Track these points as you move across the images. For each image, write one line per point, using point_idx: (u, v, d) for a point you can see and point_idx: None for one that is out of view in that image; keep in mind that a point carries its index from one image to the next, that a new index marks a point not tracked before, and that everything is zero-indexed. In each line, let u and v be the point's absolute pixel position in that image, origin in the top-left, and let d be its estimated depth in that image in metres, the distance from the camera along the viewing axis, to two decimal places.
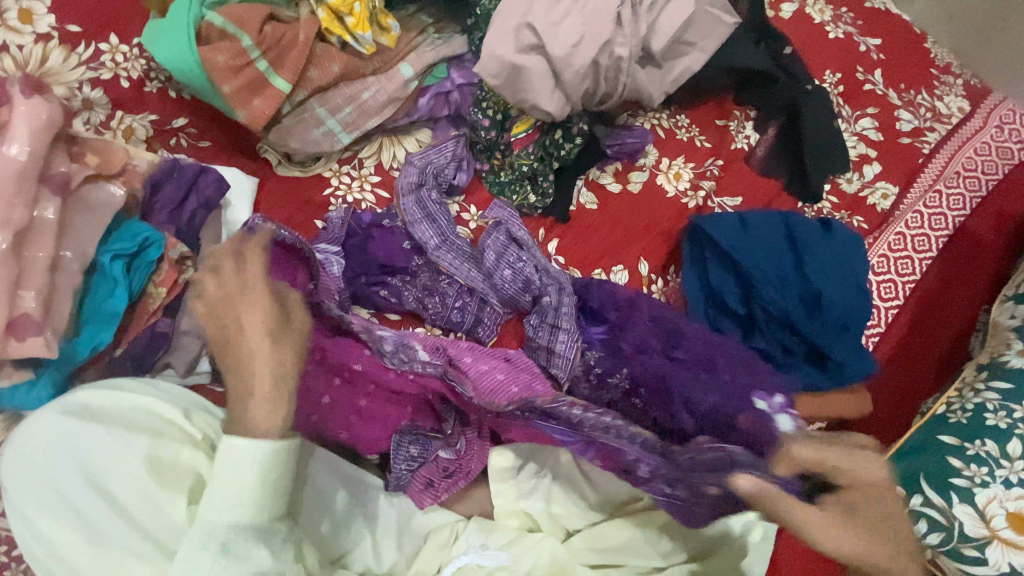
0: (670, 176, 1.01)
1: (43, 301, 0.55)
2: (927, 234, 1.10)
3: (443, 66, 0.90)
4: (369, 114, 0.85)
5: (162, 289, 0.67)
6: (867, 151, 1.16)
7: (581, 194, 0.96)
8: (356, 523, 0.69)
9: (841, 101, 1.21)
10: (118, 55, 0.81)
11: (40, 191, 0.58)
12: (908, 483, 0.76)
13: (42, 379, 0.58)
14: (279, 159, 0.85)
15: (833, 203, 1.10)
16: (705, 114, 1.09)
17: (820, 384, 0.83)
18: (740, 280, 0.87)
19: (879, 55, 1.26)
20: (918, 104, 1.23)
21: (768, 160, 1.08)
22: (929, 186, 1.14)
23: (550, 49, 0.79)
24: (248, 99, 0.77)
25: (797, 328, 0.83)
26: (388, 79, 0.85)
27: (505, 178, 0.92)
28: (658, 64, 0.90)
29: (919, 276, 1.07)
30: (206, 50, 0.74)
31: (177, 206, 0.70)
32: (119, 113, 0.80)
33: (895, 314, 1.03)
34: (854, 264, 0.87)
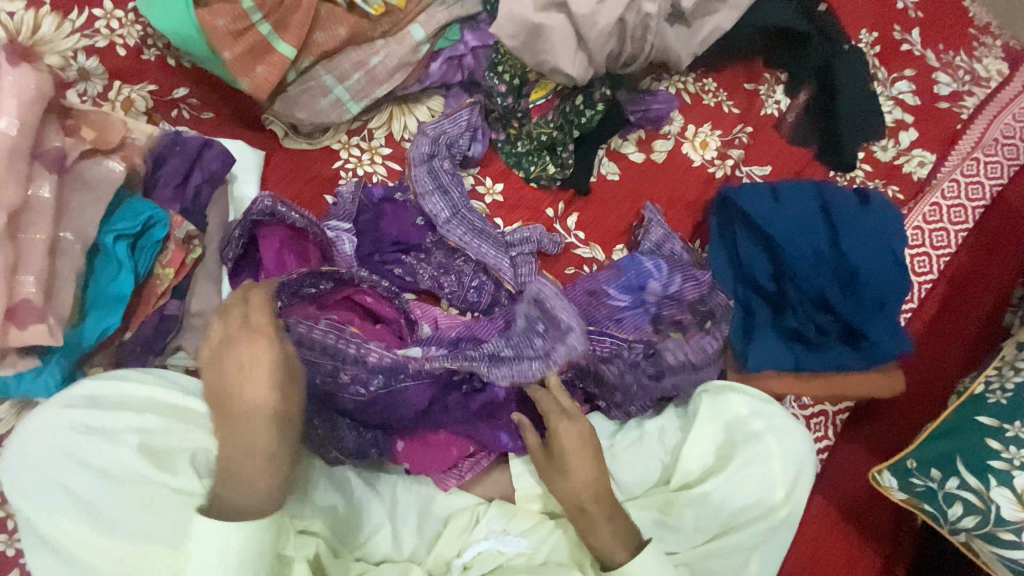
0: (695, 145, 0.95)
1: (44, 286, 0.53)
2: (964, 205, 1.04)
3: (456, 27, 0.84)
4: (378, 81, 0.79)
5: (170, 270, 0.64)
6: (903, 117, 1.09)
7: (603, 164, 0.92)
8: (375, 507, 0.69)
9: (877, 63, 1.13)
10: (114, 21, 0.76)
11: (34, 168, 0.54)
12: (942, 466, 0.74)
13: (49, 367, 0.57)
14: (285, 131, 0.81)
15: (867, 172, 1.04)
16: (732, 78, 1.02)
17: (854, 364, 0.79)
18: (771, 256, 0.83)
19: (918, 12, 1.17)
20: (957, 66, 1.15)
21: (799, 127, 1.02)
22: (967, 153, 1.08)
23: (572, 7, 0.74)
24: (250, 66, 0.72)
25: (830, 305, 0.79)
26: (398, 42, 0.79)
27: (521, 149, 0.88)
28: (687, 22, 0.83)
29: (954, 249, 1.02)
30: (204, 12, 0.69)
31: (180, 181, 0.67)
32: (117, 83, 0.76)
33: (927, 289, 0.99)
34: (892, 239, 0.83)
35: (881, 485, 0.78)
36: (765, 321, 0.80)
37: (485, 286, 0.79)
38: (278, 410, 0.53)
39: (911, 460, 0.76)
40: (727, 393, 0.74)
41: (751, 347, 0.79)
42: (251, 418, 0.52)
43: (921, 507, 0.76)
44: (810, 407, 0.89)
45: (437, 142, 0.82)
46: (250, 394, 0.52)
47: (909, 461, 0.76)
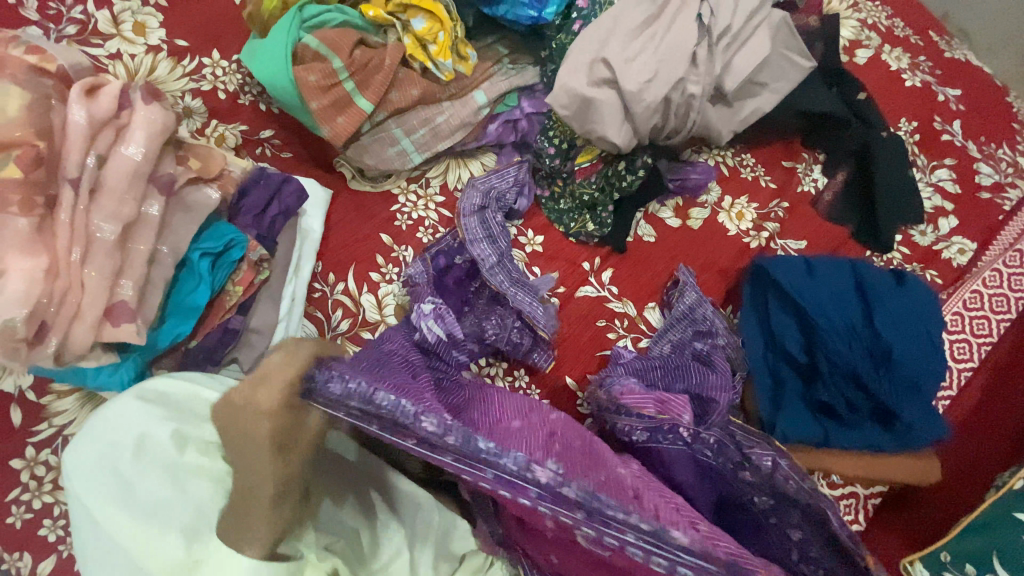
0: (731, 215, 1.00)
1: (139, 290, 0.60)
2: (1007, 295, 1.04)
3: (514, 95, 0.92)
4: (441, 137, 0.88)
5: (240, 287, 0.72)
6: (943, 204, 1.11)
7: (639, 226, 0.96)
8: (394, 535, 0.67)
9: (917, 150, 1.16)
10: (218, 69, 0.90)
11: (149, 190, 0.62)
12: (978, 562, 0.71)
13: (125, 363, 0.64)
14: (352, 174, 0.89)
15: (905, 254, 1.06)
16: (771, 155, 1.07)
17: (886, 445, 0.78)
18: (802, 326, 0.84)
19: (959, 106, 1.21)
20: (998, 158, 1.17)
21: (836, 205, 1.06)
22: (1009, 245, 1.09)
23: (623, 84, 0.79)
24: (333, 116, 0.80)
25: (863, 383, 0.79)
26: (462, 105, 0.88)
27: (564, 206, 0.94)
28: (728, 103, 0.89)
29: (996, 338, 1.01)
30: (300, 69, 0.78)
31: (260, 211, 0.75)
32: (214, 121, 0.87)
33: (968, 377, 0.97)
34: (927, 324, 0.82)
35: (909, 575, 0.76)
36: (794, 392, 0.81)
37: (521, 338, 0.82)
38: (280, 433, 0.44)
39: (944, 553, 0.74)
40: None
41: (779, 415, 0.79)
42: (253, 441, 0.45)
43: None
44: (841, 488, 0.87)
45: (481, 199, 0.87)
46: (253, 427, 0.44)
47: (942, 555, 0.74)
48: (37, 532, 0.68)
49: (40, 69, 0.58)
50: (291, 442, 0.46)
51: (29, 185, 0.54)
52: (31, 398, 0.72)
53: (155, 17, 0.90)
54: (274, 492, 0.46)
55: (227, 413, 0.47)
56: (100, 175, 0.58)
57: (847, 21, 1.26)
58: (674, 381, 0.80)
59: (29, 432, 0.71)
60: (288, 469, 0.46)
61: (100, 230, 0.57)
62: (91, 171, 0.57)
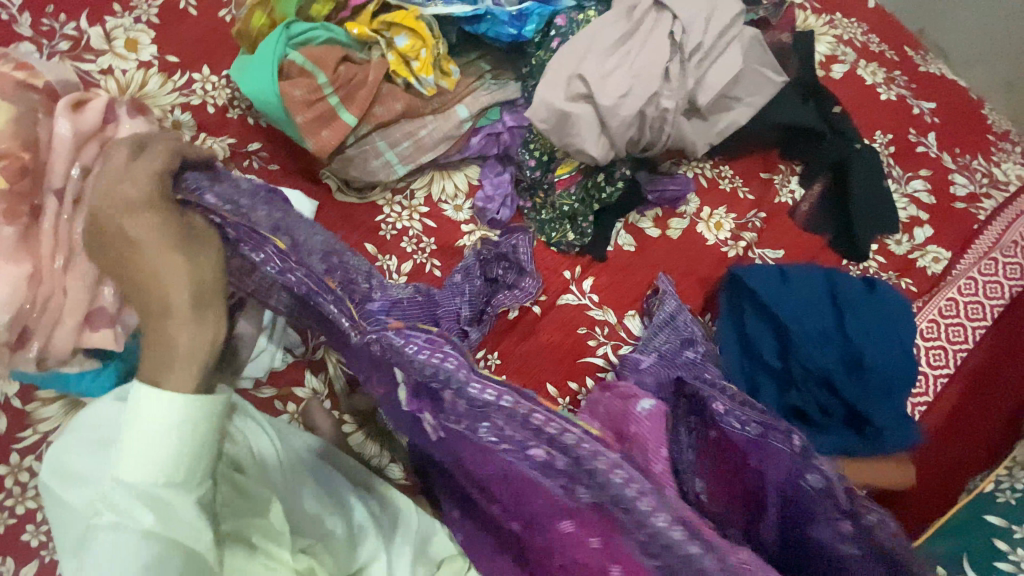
0: (710, 225, 1.02)
1: (121, 297, 0.62)
2: (982, 302, 1.06)
3: (497, 109, 0.95)
4: (425, 149, 0.90)
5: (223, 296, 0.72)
6: (918, 213, 1.14)
7: (620, 236, 0.99)
8: (372, 540, 0.67)
9: (892, 162, 1.19)
10: (208, 84, 0.92)
11: None
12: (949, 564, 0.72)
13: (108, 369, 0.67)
14: (338, 186, 0.91)
15: (881, 263, 1.08)
16: (749, 167, 1.10)
17: (859, 450, 0.80)
18: (777, 333, 0.86)
19: (933, 118, 1.25)
20: (973, 169, 1.20)
21: (813, 215, 1.08)
22: (984, 253, 1.11)
23: (598, 99, 0.82)
24: (317, 130, 0.83)
25: (836, 387, 0.81)
26: (445, 119, 0.90)
27: (545, 217, 0.96)
28: (703, 116, 0.92)
29: (971, 344, 1.03)
30: (285, 84, 0.81)
31: None
32: (203, 134, 0.90)
33: (944, 383, 0.99)
34: (898, 330, 0.84)
35: None
36: (769, 396, 0.83)
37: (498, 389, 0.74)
38: (167, 231, 0.59)
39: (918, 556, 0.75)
40: None
41: None
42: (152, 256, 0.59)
43: None
44: None
45: (500, 246, 0.92)
46: (133, 235, 0.58)
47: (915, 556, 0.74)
48: (19, 537, 0.69)
49: (27, 84, 0.60)
50: (160, 252, 0.59)
51: (14, 196, 0.55)
52: (17, 405, 0.73)
53: (147, 34, 0.93)
54: (188, 306, 0.61)
55: (114, 227, 0.58)
56: (84, 185, 0.60)
57: (823, 37, 1.30)
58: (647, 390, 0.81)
59: (15, 438, 0.72)
60: (178, 262, 0.59)
61: (82, 237, 0.59)
62: (76, 181, 0.59)
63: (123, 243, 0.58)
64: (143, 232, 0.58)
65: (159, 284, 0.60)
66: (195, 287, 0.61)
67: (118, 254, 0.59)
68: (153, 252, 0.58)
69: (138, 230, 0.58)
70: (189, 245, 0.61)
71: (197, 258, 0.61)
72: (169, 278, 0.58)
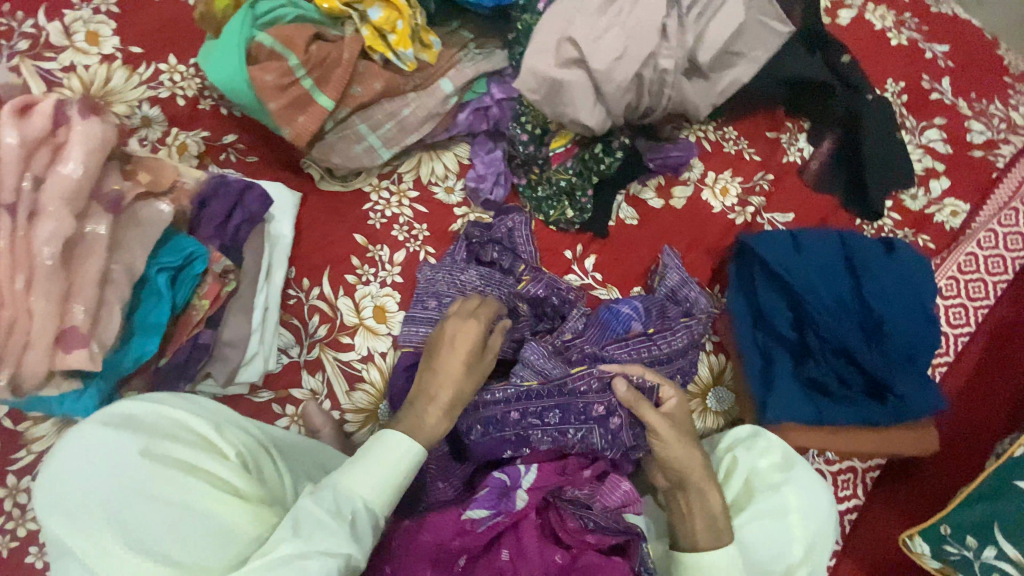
0: (715, 192, 0.98)
1: (91, 315, 0.57)
2: (1003, 255, 1.02)
3: (483, 81, 0.89)
4: (408, 130, 0.85)
5: (206, 300, 0.69)
6: (934, 165, 1.08)
7: (621, 209, 0.94)
8: None
9: (905, 112, 1.13)
10: (177, 74, 0.87)
11: (93, 209, 0.59)
12: (979, 533, 0.70)
13: (89, 389, 0.61)
14: (321, 174, 0.87)
15: (896, 220, 1.03)
16: (753, 127, 1.04)
17: (882, 421, 0.77)
18: (790, 303, 0.82)
19: (947, 63, 1.18)
20: (991, 114, 1.14)
21: (823, 173, 1.03)
22: (1004, 204, 1.06)
23: (591, 64, 0.76)
24: (292, 116, 0.77)
25: (855, 357, 0.77)
26: (428, 96, 0.85)
27: (541, 193, 0.91)
28: (705, 76, 0.85)
29: (993, 300, 0.99)
30: (254, 69, 0.75)
31: (222, 220, 0.72)
32: (174, 129, 0.85)
33: (965, 342, 0.96)
34: (922, 293, 0.80)
35: (912, 550, 0.74)
36: (786, 370, 0.79)
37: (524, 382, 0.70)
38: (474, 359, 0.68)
39: (946, 526, 0.72)
40: (762, 438, 0.71)
41: (772, 398, 0.77)
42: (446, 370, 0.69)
43: None
44: (838, 463, 0.86)
45: (494, 228, 0.87)
46: (462, 356, 0.67)
47: (944, 527, 0.72)
48: (23, 560, 0.68)
49: None
50: (462, 363, 0.67)
51: None
52: (8, 426, 0.71)
53: (108, 25, 0.87)
54: (449, 408, 0.65)
55: (440, 336, 0.69)
56: (38, 196, 0.55)
57: None
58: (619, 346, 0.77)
59: (8, 461, 0.70)
60: (437, 421, 0.64)
61: (42, 253, 0.54)
62: (28, 195, 0.55)
63: (449, 340, 0.68)
64: (462, 348, 0.68)
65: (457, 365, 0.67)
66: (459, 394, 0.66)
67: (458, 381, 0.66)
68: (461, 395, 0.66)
69: (464, 343, 0.68)
70: (479, 358, 0.69)
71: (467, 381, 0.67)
72: (460, 360, 0.67)
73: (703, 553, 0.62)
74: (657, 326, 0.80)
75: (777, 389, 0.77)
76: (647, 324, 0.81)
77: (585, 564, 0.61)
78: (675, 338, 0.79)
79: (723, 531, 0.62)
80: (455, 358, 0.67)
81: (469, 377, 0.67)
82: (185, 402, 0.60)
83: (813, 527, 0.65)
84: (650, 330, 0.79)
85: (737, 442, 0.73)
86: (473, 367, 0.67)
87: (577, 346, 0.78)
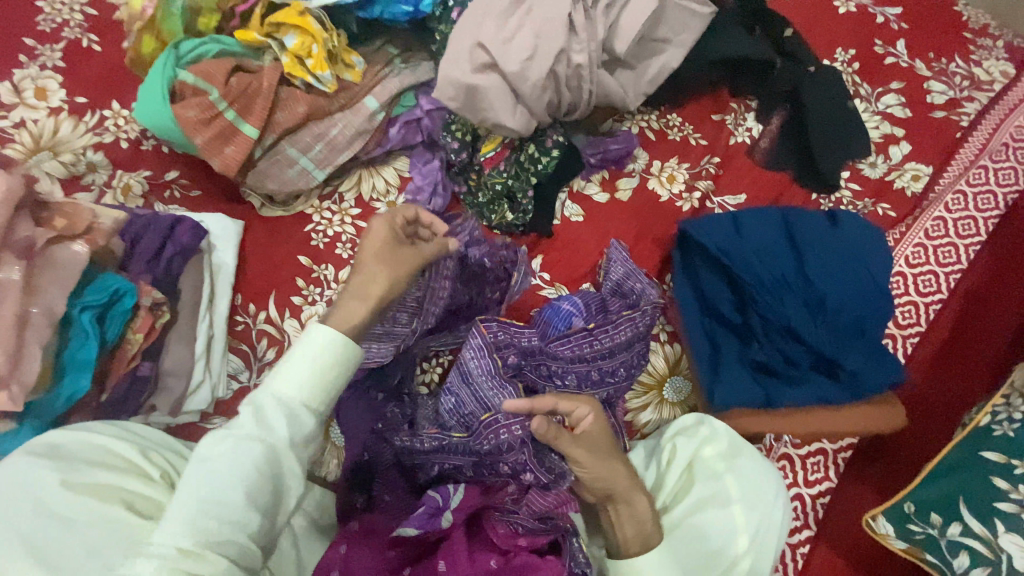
0: (662, 180, 0.96)
1: (10, 357, 0.59)
2: (973, 216, 0.98)
3: (411, 94, 0.90)
4: (339, 149, 0.86)
5: (139, 334, 0.71)
6: (893, 130, 1.05)
7: (565, 207, 0.93)
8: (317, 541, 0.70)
9: (859, 80, 1.10)
10: (120, 119, 0.90)
11: (5, 256, 0.61)
12: (944, 509, 0.66)
13: (22, 429, 0.64)
14: (262, 202, 0.88)
15: (855, 191, 1.00)
16: (698, 111, 1.02)
17: (838, 398, 0.75)
18: (733, 286, 0.81)
19: (901, 25, 1.14)
20: (952, 72, 1.10)
21: (774, 151, 1.01)
22: (970, 162, 1.02)
23: (503, 66, 0.76)
24: (219, 147, 0.79)
25: (802, 335, 0.76)
26: (354, 114, 0.86)
27: (482, 199, 0.91)
28: (630, 66, 0.85)
29: (965, 265, 0.95)
30: (178, 107, 0.77)
31: (154, 255, 0.75)
32: (119, 172, 0.88)
33: (937, 310, 0.92)
34: (869, 263, 0.79)
35: (876, 532, 0.69)
36: (733, 355, 0.78)
37: (455, 384, 0.73)
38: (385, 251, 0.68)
39: (909, 504, 0.68)
40: (708, 428, 0.72)
41: (719, 383, 0.75)
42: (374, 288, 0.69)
43: (923, 557, 0.67)
44: (805, 446, 0.83)
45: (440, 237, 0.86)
46: (375, 243, 0.69)
47: (908, 505, 0.68)
48: None
49: None
50: (377, 252, 0.68)
51: None
52: None
53: (53, 79, 0.91)
54: (371, 301, 0.65)
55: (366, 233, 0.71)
56: None
57: None
58: (558, 344, 0.75)
59: None
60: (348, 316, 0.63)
61: None
62: None
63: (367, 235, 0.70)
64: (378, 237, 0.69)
65: (380, 261, 0.67)
66: (375, 294, 0.66)
67: (373, 285, 0.66)
68: (376, 296, 0.66)
69: (378, 235, 0.70)
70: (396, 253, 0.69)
71: (380, 274, 0.67)
72: (380, 254, 0.68)
73: (634, 559, 0.63)
74: (597, 321, 0.79)
75: (725, 375, 0.76)
76: (589, 319, 0.79)
77: (519, 566, 0.61)
78: (619, 333, 0.77)
79: (651, 535, 0.64)
80: (367, 260, 0.67)
81: (389, 274, 0.67)
82: (112, 427, 0.61)
83: (757, 517, 0.67)
84: (591, 324, 0.78)
85: (681, 432, 0.73)
86: (389, 257, 0.68)
87: (520, 338, 0.76)
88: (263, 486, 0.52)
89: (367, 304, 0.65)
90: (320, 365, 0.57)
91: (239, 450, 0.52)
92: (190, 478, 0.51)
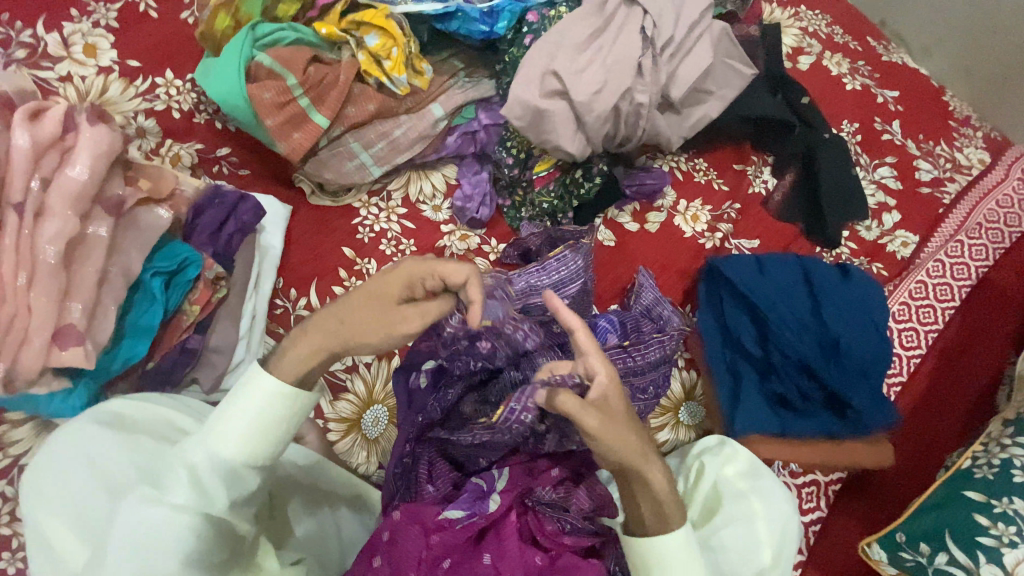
0: (687, 218, 1.03)
1: (87, 313, 0.64)
2: (950, 283, 1.10)
3: (471, 107, 0.94)
4: (400, 150, 0.89)
5: (196, 306, 0.74)
6: (886, 200, 1.17)
7: (599, 231, 0.99)
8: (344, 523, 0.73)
9: (859, 150, 1.22)
10: (172, 88, 0.89)
11: (95, 212, 0.67)
12: (931, 540, 0.74)
13: (77, 389, 0.66)
14: (312, 189, 0.89)
15: (852, 249, 1.10)
16: (722, 158, 1.11)
17: (841, 432, 0.83)
18: (754, 320, 0.88)
19: (897, 107, 1.28)
20: (937, 154, 1.24)
21: (786, 204, 1.10)
22: (950, 235, 1.15)
23: (573, 95, 0.82)
24: (288, 132, 0.82)
25: (814, 371, 0.84)
26: (419, 118, 0.89)
27: (525, 215, 0.94)
28: (677, 111, 0.93)
29: (942, 325, 1.06)
30: (254, 88, 0.79)
31: (214, 230, 0.77)
32: (169, 141, 0.87)
33: (916, 363, 1.03)
34: (873, 312, 0.87)
35: (870, 557, 0.77)
36: (752, 384, 0.85)
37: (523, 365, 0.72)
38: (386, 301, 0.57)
39: (901, 533, 0.75)
40: (730, 448, 0.78)
41: (738, 408, 0.83)
42: (364, 320, 0.57)
43: None
44: (802, 476, 0.90)
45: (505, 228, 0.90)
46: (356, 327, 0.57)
47: (900, 534, 0.75)
48: None
49: None
50: (361, 320, 0.57)
51: None
52: None
53: (106, 38, 0.89)
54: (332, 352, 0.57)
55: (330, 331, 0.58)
56: (43, 197, 0.63)
57: (789, 29, 1.32)
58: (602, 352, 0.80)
59: None
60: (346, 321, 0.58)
61: (44, 252, 0.62)
62: (35, 195, 0.62)
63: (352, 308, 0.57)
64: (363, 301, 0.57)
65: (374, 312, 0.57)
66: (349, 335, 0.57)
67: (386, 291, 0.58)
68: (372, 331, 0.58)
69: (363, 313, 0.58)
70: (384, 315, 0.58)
71: (364, 333, 0.57)
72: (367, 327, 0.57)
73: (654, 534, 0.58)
74: (631, 339, 0.83)
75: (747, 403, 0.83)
76: (623, 336, 0.84)
77: (564, 565, 0.64)
78: (649, 352, 0.81)
79: (666, 510, 0.59)
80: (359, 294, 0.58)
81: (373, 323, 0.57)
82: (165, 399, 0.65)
83: (775, 537, 0.71)
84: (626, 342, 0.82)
85: (705, 450, 0.79)
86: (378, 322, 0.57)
87: None
88: (207, 550, 0.51)
89: (339, 339, 0.57)
90: (266, 412, 0.53)
91: (174, 516, 0.49)
92: (120, 538, 0.48)
